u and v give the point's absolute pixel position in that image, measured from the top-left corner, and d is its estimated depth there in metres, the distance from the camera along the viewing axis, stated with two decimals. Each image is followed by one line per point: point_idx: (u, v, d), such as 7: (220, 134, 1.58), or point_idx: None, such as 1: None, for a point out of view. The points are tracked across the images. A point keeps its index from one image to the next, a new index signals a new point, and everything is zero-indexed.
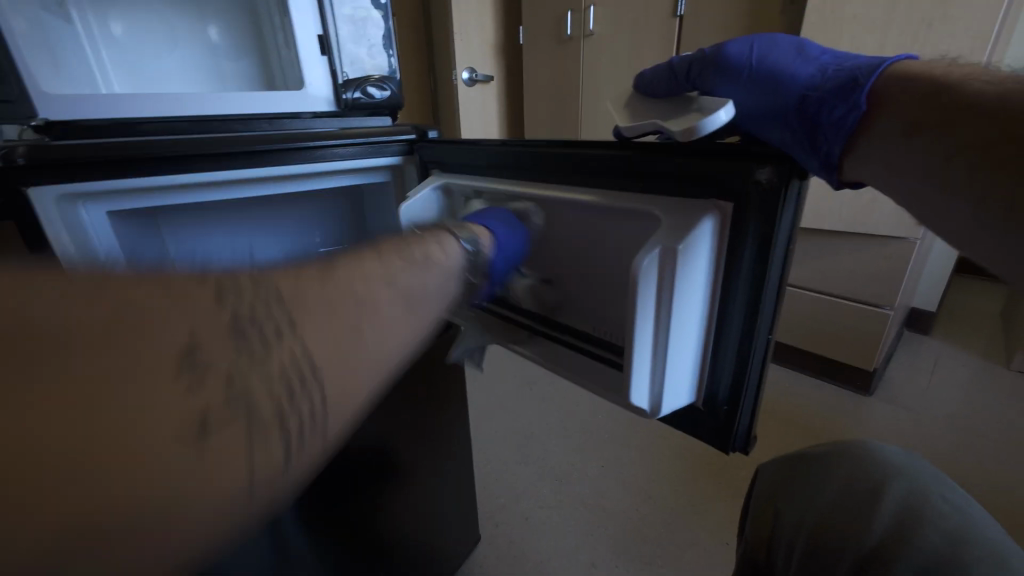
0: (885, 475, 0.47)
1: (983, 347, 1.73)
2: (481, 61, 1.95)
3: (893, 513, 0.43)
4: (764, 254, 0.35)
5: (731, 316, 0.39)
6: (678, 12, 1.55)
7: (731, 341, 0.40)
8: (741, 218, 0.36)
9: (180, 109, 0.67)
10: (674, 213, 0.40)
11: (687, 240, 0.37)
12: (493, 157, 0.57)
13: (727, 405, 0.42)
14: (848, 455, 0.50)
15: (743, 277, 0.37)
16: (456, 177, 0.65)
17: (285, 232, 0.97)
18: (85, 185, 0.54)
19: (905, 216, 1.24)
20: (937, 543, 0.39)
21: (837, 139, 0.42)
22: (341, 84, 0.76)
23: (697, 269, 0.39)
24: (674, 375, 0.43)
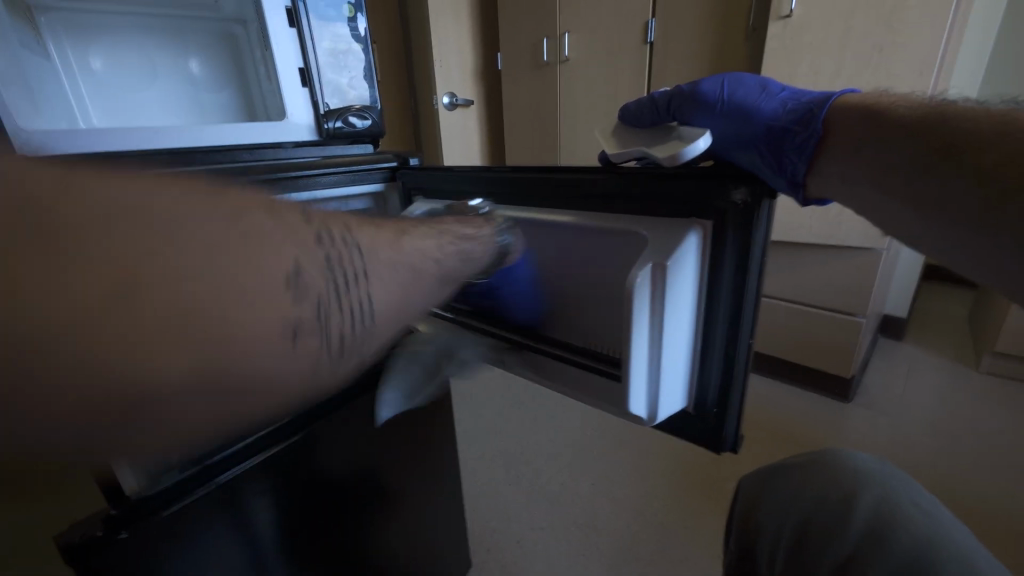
0: (858, 482, 0.48)
1: (952, 351, 1.80)
2: (461, 87, 1.99)
3: (866, 519, 0.44)
4: (743, 264, 0.37)
5: (717, 323, 0.41)
6: (648, 39, 1.62)
7: (718, 345, 0.42)
8: (721, 232, 0.38)
9: (159, 140, 0.67)
10: (660, 228, 0.41)
11: (677, 253, 0.39)
12: (474, 182, 0.59)
13: (716, 407, 0.43)
14: (822, 465, 0.52)
15: (726, 286, 0.39)
16: (440, 202, 0.66)
17: None
18: None
19: (869, 227, 1.30)
20: (908, 547, 0.40)
21: (801, 159, 0.46)
22: (323, 114, 0.78)
23: (686, 279, 0.40)
24: (667, 385, 0.44)
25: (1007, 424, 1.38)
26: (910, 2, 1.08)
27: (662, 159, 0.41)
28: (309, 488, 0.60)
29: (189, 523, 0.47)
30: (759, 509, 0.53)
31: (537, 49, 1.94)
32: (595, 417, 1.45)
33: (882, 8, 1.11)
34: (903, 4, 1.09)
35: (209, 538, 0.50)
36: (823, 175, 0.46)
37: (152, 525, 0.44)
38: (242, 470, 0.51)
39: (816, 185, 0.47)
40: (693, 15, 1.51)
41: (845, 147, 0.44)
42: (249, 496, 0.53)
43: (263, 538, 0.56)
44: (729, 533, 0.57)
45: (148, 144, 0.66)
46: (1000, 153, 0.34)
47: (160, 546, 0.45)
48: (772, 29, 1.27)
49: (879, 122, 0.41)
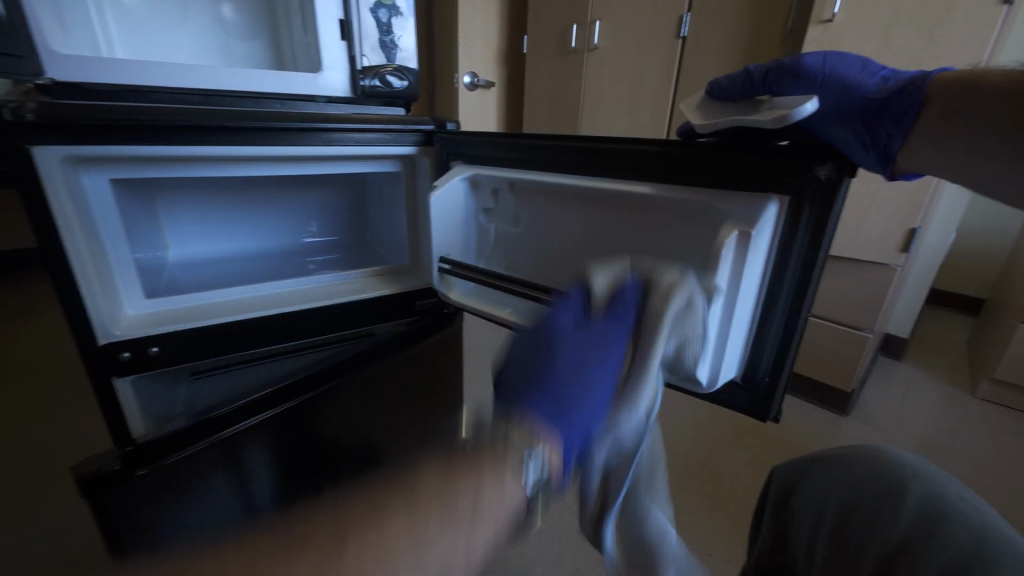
0: (903, 478, 0.48)
1: (950, 374, 1.81)
2: (484, 68, 1.96)
3: (914, 513, 0.44)
4: (817, 237, 0.42)
5: (782, 291, 0.45)
6: (681, 34, 1.60)
7: (779, 317, 0.46)
8: (797, 208, 0.42)
9: (184, 79, 0.64)
10: (739, 203, 0.44)
11: (759, 225, 0.43)
12: (528, 150, 0.58)
13: (767, 378, 0.48)
14: (864, 460, 0.52)
15: (796, 258, 0.44)
16: (487, 167, 0.65)
17: (285, 218, 0.94)
18: (98, 150, 0.52)
19: (886, 242, 1.30)
20: (962, 543, 0.40)
21: (898, 130, 0.48)
22: (360, 71, 0.76)
23: (760, 248, 0.44)
24: (729, 353, 0.48)
25: (1000, 449, 1.39)
26: (954, 18, 1.06)
27: (764, 120, 0.42)
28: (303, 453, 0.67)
29: (191, 471, 0.56)
30: (797, 499, 0.53)
31: (565, 35, 1.91)
32: None
33: (925, 21, 1.10)
34: (947, 18, 1.07)
35: (208, 488, 0.58)
36: (915, 149, 0.48)
37: (158, 472, 0.54)
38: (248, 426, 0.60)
39: (907, 160, 0.49)
40: (729, 14, 1.48)
41: (936, 117, 0.46)
42: (247, 455, 0.61)
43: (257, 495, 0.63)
44: (760, 516, 0.59)
45: (174, 84, 0.64)
46: None
47: (159, 495, 0.54)
48: (811, 33, 1.25)
49: (970, 89, 0.44)
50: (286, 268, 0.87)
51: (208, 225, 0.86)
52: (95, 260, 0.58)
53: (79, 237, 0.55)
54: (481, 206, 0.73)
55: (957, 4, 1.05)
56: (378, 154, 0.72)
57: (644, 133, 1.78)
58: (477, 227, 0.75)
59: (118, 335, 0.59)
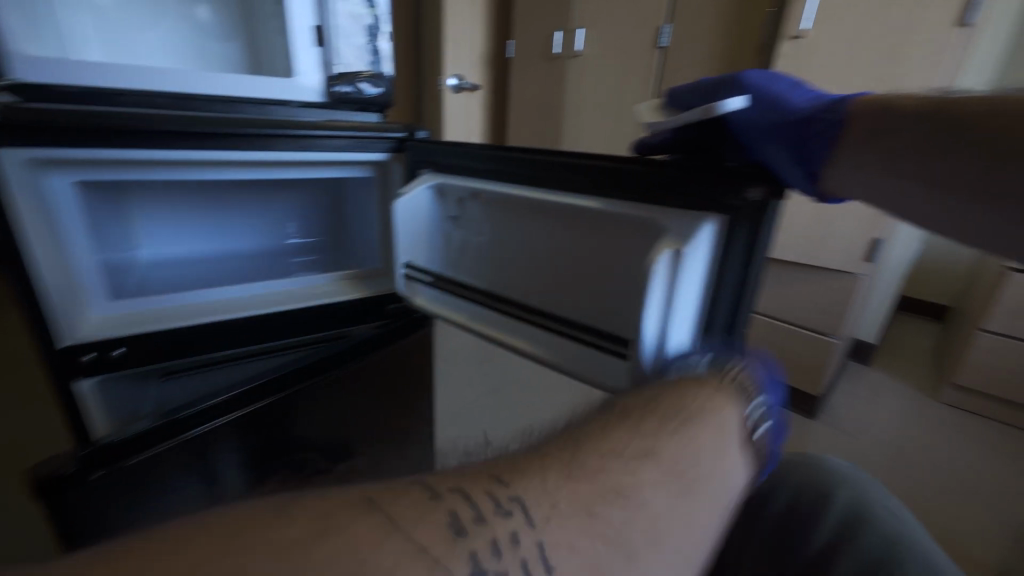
0: (835, 486, 0.50)
1: (917, 380, 1.87)
2: (469, 71, 1.97)
3: (835, 523, 0.46)
4: (751, 253, 0.44)
5: (721, 303, 0.48)
6: (661, 44, 1.63)
7: (719, 323, 0.48)
8: (735, 226, 0.44)
9: (155, 82, 0.65)
10: (679, 221, 0.46)
11: (693, 243, 0.44)
12: (491, 161, 0.60)
13: None
14: (804, 468, 0.54)
15: (733, 272, 0.46)
16: (453, 177, 0.66)
17: (262, 221, 0.95)
18: (65, 151, 0.52)
19: (853, 252, 1.34)
20: (871, 551, 0.43)
21: (823, 146, 0.45)
22: (334, 77, 0.76)
23: (698, 263, 0.46)
24: (668, 362, 0.49)
25: (960, 453, 1.44)
26: (915, 39, 1.11)
27: (695, 113, 0.42)
28: (279, 456, 0.67)
29: (160, 471, 0.53)
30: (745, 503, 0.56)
31: (549, 41, 1.93)
32: None
33: (891, 42, 1.14)
34: (909, 38, 1.12)
35: (177, 487, 0.56)
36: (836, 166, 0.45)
37: (117, 476, 0.50)
38: (210, 429, 0.57)
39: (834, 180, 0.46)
40: (707, 28, 1.52)
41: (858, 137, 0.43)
42: (218, 453, 0.59)
43: (228, 500, 0.62)
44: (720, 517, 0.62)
45: (146, 88, 0.64)
46: (974, 125, 0.37)
47: (115, 502, 0.50)
48: (781, 49, 1.28)
49: (885, 111, 0.42)
50: (257, 270, 0.87)
51: (182, 226, 0.86)
52: (58, 260, 0.58)
53: (42, 240, 0.55)
54: (448, 214, 0.73)
55: (918, 26, 1.10)
56: (349, 160, 0.73)
57: (626, 140, 1.81)
58: (445, 232, 0.75)
59: (80, 337, 0.59)
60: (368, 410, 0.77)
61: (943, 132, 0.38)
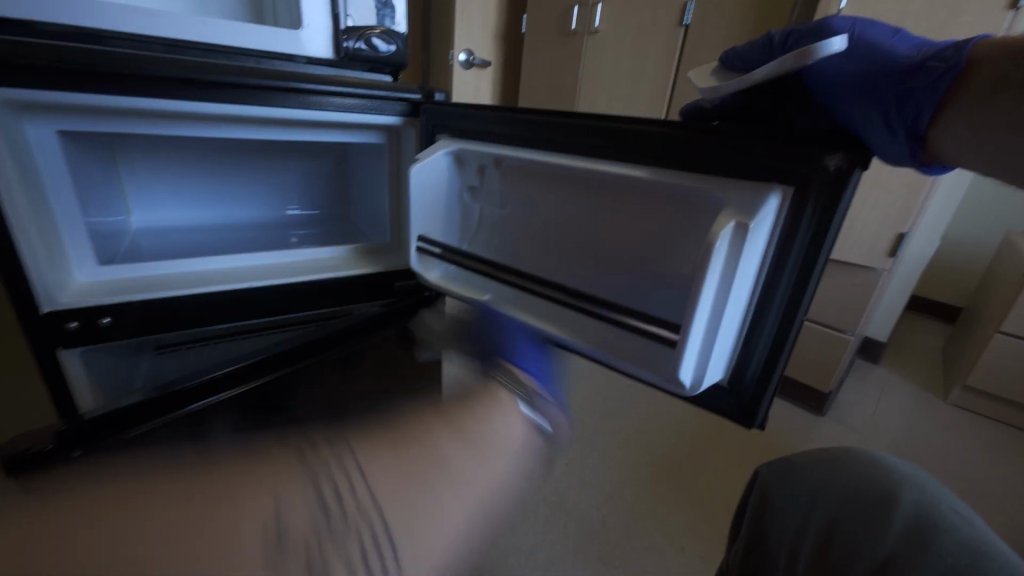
0: (896, 485, 0.47)
1: (925, 380, 1.84)
2: (481, 45, 1.89)
3: (905, 526, 0.43)
4: (819, 236, 0.38)
5: (777, 293, 0.42)
6: (684, 21, 1.55)
7: (773, 317, 0.42)
8: (800, 203, 0.38)
9: (147, 27, 0.59)
10: (736, 193, 0.41)
11: (759, 217, 0.39)
12: (518, 125, 0.54)
13: (755, 383, 0.45)
14: (858, 465, 0.51)
15: (795, 257, 0.40)
16: (473, 142, 0.61)
17: (264, 190, 0.89)
18: (41, 93, 0.47)
19: (876, 246, 1.30)
20: (955, 556, 0.40)
21: (929, 103, 0.39)
22: (344, 31, 0.70)
23: (759, 242, 0.40)
24: (715, 356, 0.44)
25: (969, 456, 1.42)
26: (961, 20, 1.05)
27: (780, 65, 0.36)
28: None
29: None
30: (777, 500, 0.52)
31: (565, 17, 1.85)
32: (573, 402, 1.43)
33: (934, 23, 1.07)
34: (953, 20, 1.05)
35: None
36: (945, 125, 0.41)
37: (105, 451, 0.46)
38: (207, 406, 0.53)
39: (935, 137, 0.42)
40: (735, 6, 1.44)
41: (972, 89, 0.39)
42: None
43: None
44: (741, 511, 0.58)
45: (138, 32, 0.58)
46: None
47: None
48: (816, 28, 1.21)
49: (1021, 53, 0.37)
50: (259, 240, 0.82)
51: (176, 190, 0.81)
52: (37, 217, 0.52)
53: (17, 193, 0.49)
54: (467, 183, 0.68)
55: (965, 7, 1.03)
56: (361, 122, 0.67)
57: None
58: (461, 204, 0.71)
59: (62, 304, 0.54)
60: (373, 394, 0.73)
61: None
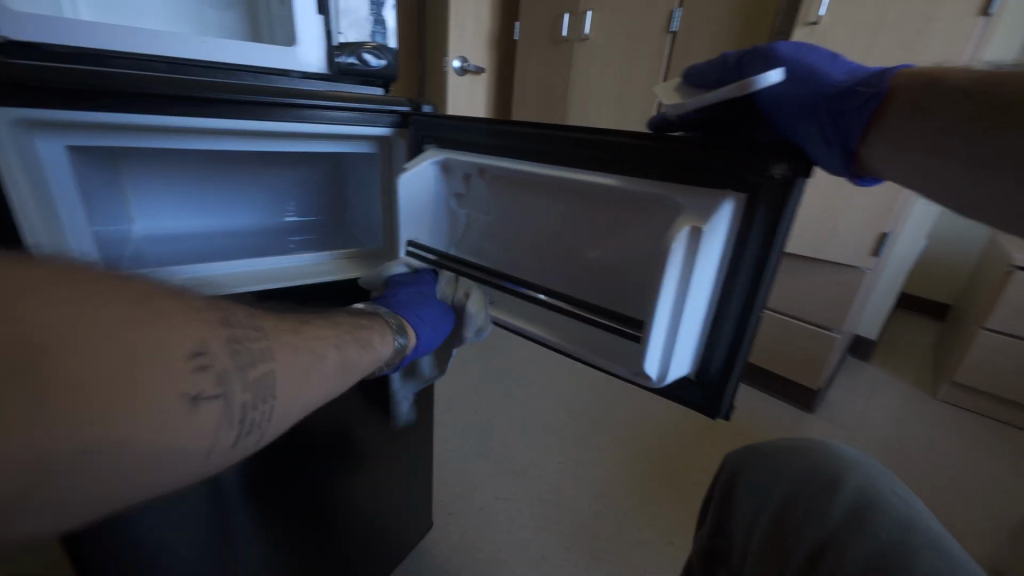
0: (843, 470, 0.50)
1: (914, 377, 1.87)
2: (474, 52, 1.92)
3: (846, 507, 0.46)
4: (771, 237, 0.41)
5: (735, 292, 0.45)
6: (672, 28, 1.59)
7: (732, 314, 0.46)
8: (752, 208, 0.42)
9: (150, 46, 0.62)
10: (696, 199, 0.44)
11: (713, 222, 0.42)
12: (500, 136, 0.58)
13: (718, 374, 0.48)
14: (813, 452, 0.54)
15: (749, 258, 0.43)
16: (458, 151, 0.64)
17: (262, 198, 0.93)
18: (50, 112, 0.50)
19: (859, 246, 1.33)
20: (886, 533, 0.43)
21: (858, 123, 0.44)
22: (336, 47, 0.73)
23: (715, 245, 0.44)
24: (678, 350, 0.48)
25: (953, 451, 1.45)
26: (935, 27, 1.08)
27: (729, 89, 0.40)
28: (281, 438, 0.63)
29: None
30: (743, 488, 0.55)
31: (556, 24, 1.89)
32: (567, 401, 1.46)
33: (909, 31, 1.11)
34: (928, 27, 1.09)
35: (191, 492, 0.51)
36: (873, 144, 0.45)
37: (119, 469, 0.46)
38: None
39: (869, 155, 0.46)
40: (720, 13, 1.48)
41: (899, 111, 0.43)
42: None
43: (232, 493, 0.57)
44: (710, 501, 0.61)
45: (145, 53, 0.63)
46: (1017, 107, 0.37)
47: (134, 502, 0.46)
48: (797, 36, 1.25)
49: (934, 85, 0.41)
50: (256, 247, 0.85)
51: (176, 198, 0.84)
52: (47, 228, 0.55)
53: (29, 205, 0.53)
54: (454, 191, 0.72)
55: (938, 15, 1.07)
56: (352, 134, 0.70)
57: (631, 128, 1.78)
58: (449, 212, 0.74)
59: None
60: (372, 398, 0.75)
61: (997, 106, 0.38)
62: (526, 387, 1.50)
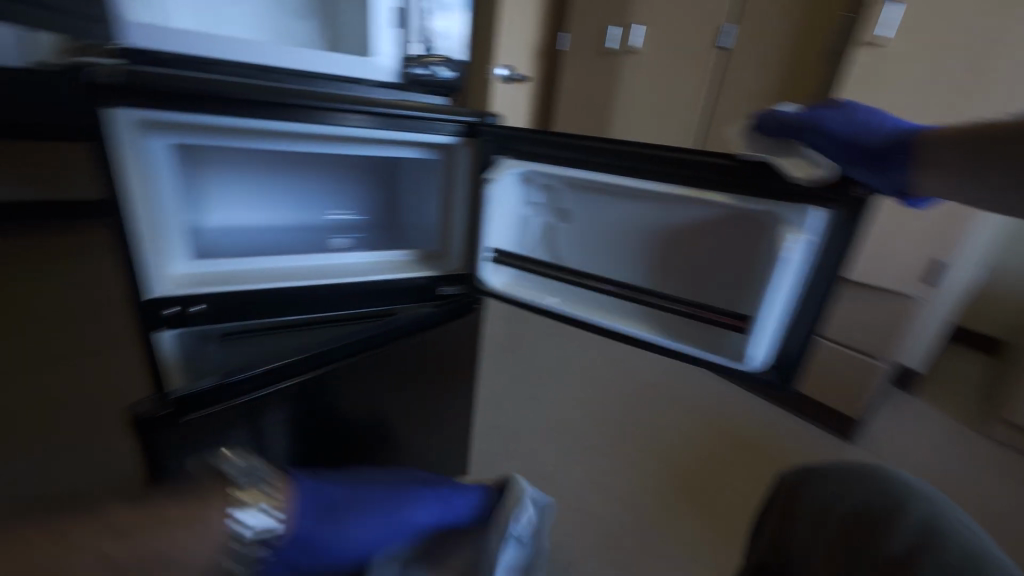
0: (904, 496, 0.50)
1: (963, 413, 1.78)
2: (520, 61, 1.96)
3: (914, 531, 0.46)
4: (851, 242, 0.55)
5: (816, 288, 0.59)
6: (722, 44, 1.58)
7: (812, 308, 0.60)
8: (832, 218, 0.55)
9: (245, 55, 0.68)
10: (788, 208, 0.57)
11: (810, 230, 0.56)
12: (591, 154, 0.66)
13: (797, 354, 0.62)
14: (872, 477, 0.54)
15: (828, 260, 0.57)
16: (541, 163, 0.70)
17: (324, 195, 0.98)
18: (165, 115, 0.55)
19: (912, 273, 1.28)
20: (959, 558, 0.43)
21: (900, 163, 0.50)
22: (408, 59, 0.77)
23: (802, 256, 0.58)
24: (769, 335, 0.62)
25: (1005, 494, 1.37)
26: (1007, 51, 1.04)
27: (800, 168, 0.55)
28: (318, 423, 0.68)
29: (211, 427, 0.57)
30: (799, 505, 0.56)
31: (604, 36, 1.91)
32: None
33: (979, 57, 1.06)
34: (998, 51, 1.05)
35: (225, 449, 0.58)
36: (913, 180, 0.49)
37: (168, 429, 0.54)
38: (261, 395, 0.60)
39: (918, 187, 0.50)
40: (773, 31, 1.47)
41: (921, 154, 0.48)
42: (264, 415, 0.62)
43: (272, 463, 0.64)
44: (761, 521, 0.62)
45: (232, 58, 0.67)
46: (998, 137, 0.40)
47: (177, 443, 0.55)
48: (856, 56, 1.21)
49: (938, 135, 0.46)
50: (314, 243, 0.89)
51: (248, 194, 0.90)
52: (151, 218, 0.61)
53: (139, 197, 0.59)
54: (532, 200, 0.82)
55: (1011, 38, 1.03)
56: (420, 141, 0.74)
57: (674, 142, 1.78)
58: (524, 218, 0.84)
59: (165, 291, 0.63)
60: (411, 393, 0.80)
61: (983, 140, 0.41)
62: None
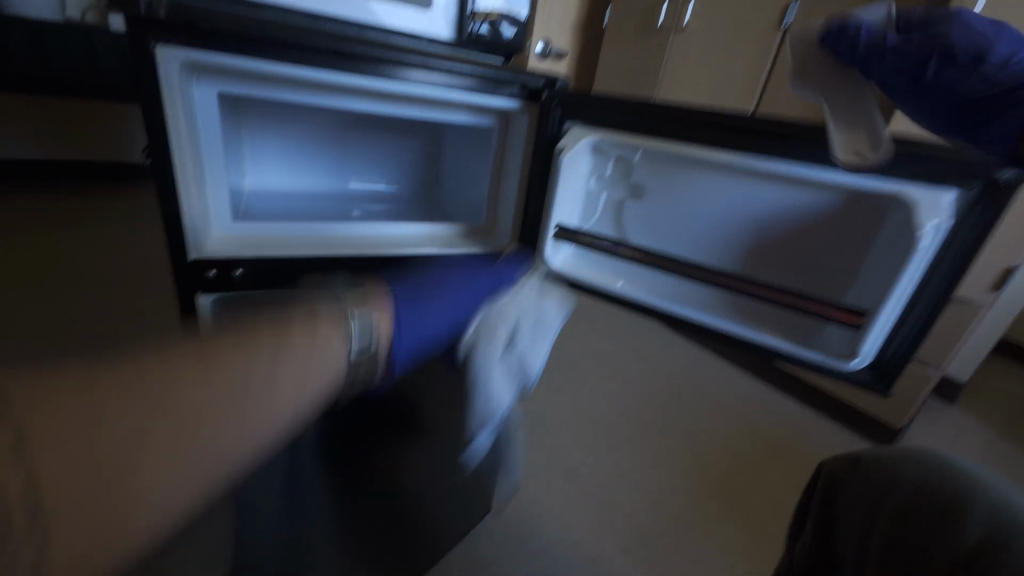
0: (968, 485, 0.40)
1: (1005, 428, 1.69)
2: None
3: (980, 529, 0.36)
4: (986, 231, 0.52)
5: (934, 285, 0.55)
6: (784, 23, 1.48)
7: (925, 307, 0.56)
8: (969, 205, 0.52)
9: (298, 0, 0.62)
10: (917, 189, 0.53)
11: (943, 213, 0.52)
12: (683, 127, 0.63)
13: (896, 355, 0.60)
14: (925, 463, 0.44)
15: (956, 252, 0.54)
16: (621, 137, 0.68)
17: (367, 163, 0.93)
18: (212, 58, 0.51)
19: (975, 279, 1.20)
20: None
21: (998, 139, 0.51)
22: (469, 15, 0.71)
23: (929, 246, 0.54)
24: (874, 332, 0.59)
25: None
26: None
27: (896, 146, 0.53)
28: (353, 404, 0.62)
29: None
30: (842, 509, 0.46)
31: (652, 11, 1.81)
32: (622, 402, 1.41)
33: None
34: None
35: None
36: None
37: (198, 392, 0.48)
38: None
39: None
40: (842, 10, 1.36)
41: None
42: None
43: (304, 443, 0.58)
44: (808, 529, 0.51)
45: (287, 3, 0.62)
46: None
47: None
48: None
49: None
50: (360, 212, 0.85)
51: (292, 157, 0.86)
52: (196, 172, 0.57)
53: (186, 149, 0.55)
54: (598, 173, 0.80)
55: None
56: (478, 104, 0.68)
57: None
58: (589, 193, 0.82)
59: (206, 253, 0.59)
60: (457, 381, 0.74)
61: None
62: (582, 383, 1.47)
